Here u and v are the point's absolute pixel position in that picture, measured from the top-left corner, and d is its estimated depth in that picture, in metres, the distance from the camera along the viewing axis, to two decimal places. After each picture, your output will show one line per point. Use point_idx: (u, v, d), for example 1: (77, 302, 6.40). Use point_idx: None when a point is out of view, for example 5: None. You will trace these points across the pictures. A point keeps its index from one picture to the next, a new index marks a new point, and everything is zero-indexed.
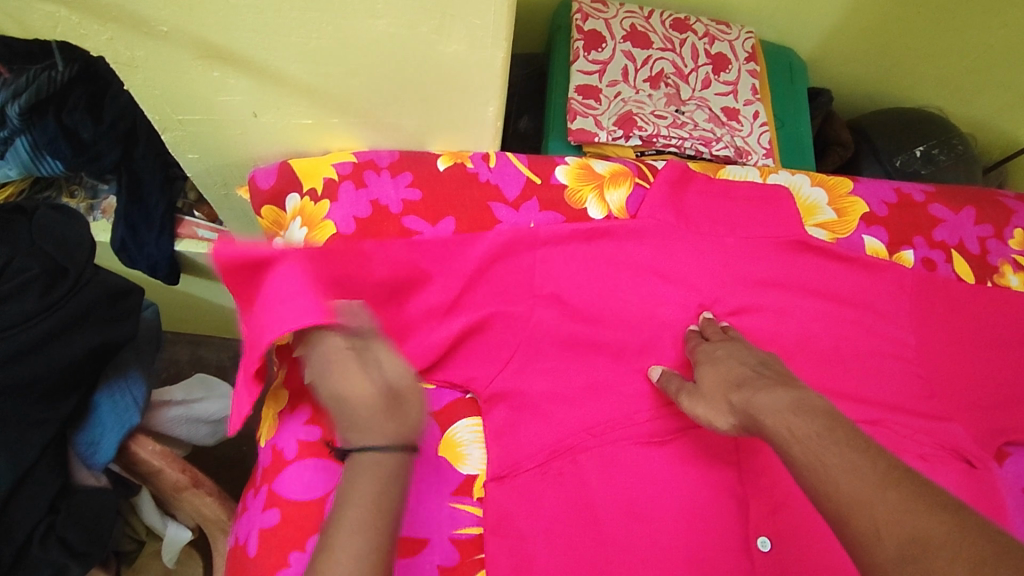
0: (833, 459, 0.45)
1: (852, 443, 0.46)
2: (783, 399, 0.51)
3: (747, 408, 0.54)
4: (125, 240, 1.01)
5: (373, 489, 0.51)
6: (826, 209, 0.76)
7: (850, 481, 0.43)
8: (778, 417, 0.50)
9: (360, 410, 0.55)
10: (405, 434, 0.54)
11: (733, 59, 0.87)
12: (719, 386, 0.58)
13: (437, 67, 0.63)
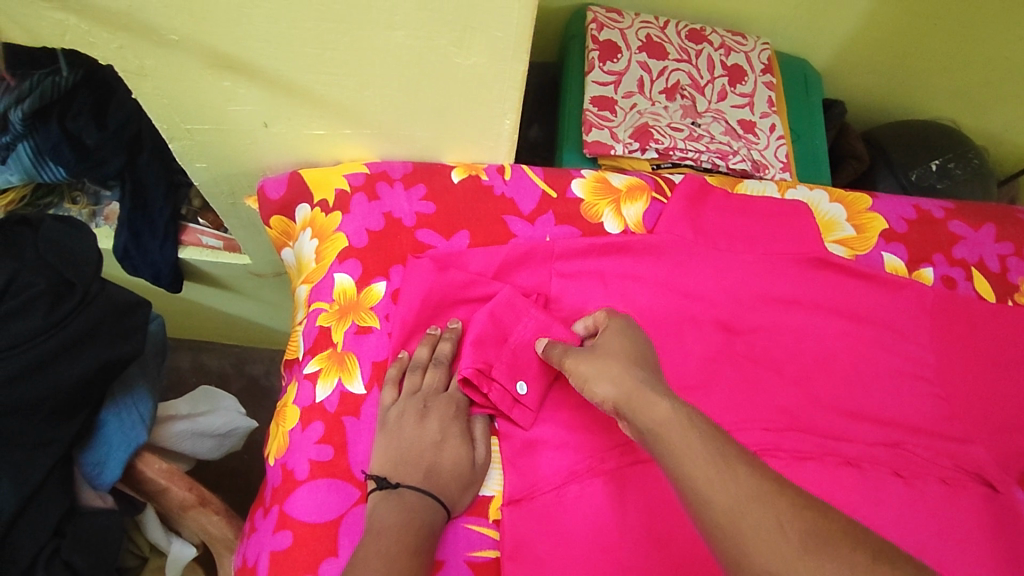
0: (688, 458, 0.46)
1: (696, 443, 0.46)
2: (614, 395, 0.53)
3: (626, 393, 0.53)
4: (128, 246, 1.01)
5: (422, 516, 0.54)
6: (844, 225, 0.75)
7: (719, 494, 0.43)
8: (651, 406, 0.50)
9: (428, 441, 0.59)
10: (455, 471, 0.58)
11: (749, 70, 0.86)
12: (604, 361, 0.55)
13: (454, 79, 0.62)
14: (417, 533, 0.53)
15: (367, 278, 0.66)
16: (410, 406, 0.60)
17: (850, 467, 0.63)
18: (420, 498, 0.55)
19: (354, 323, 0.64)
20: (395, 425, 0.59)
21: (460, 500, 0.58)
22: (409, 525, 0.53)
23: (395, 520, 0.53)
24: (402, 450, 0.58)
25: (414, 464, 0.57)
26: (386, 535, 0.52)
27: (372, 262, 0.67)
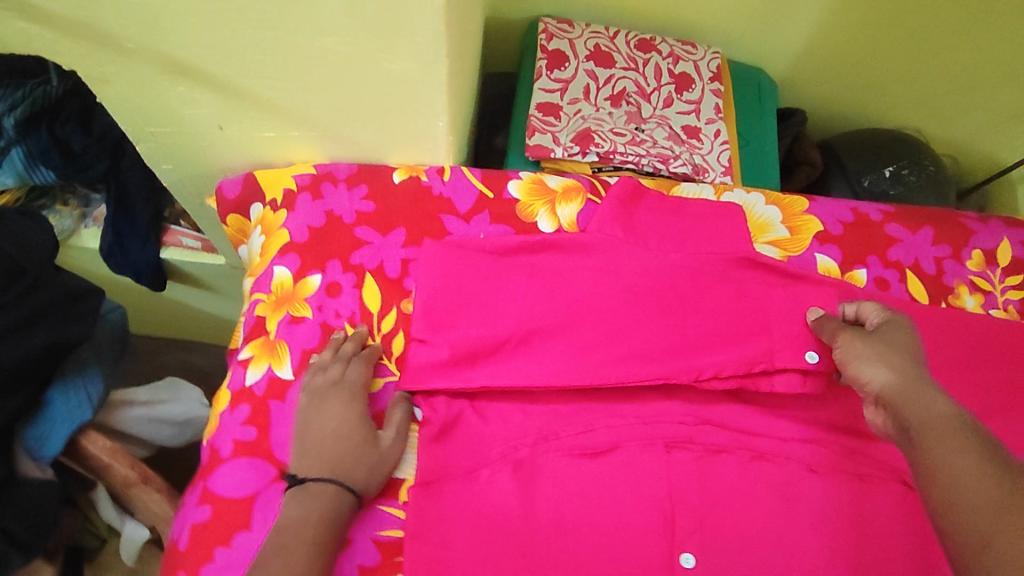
0: (937, 450, 0.49)
1: (952, 441, 0.49)
2: (885, 378, 0.56)
3: (901, 379, 0.55)
4: (112, 247, 1.06)
5: (322, 506, 0.56)
6: (778, 227, 0.76)
7: (954, 485, 0.46)
8: (925, 396, 0.53)
9: (328, 430, 0.60)
10: (364, 459, 0.59)
11: (698, 78, 0.87)
12: (894, 352, 0.58)
13: (386, 83, 0.64)
14: (320, 522, 0.55)
15: (304, 272, 0.70)
16: (316, 403, 0.62)
17: (761, 461, 0.64)
18: (322, 488, 0.56)
19: (288, 313, 0.68)
20: (303, 424, 0.61)
21: (369, 484, 0.59)
22: (310, 516, 0.55)
23: (298, 512, 0.55)
24: (309, 447, 0.59)
25: (317, 454, 0.59)
26: (289, 526, 0.54)
27: (310, 257, 0.70)
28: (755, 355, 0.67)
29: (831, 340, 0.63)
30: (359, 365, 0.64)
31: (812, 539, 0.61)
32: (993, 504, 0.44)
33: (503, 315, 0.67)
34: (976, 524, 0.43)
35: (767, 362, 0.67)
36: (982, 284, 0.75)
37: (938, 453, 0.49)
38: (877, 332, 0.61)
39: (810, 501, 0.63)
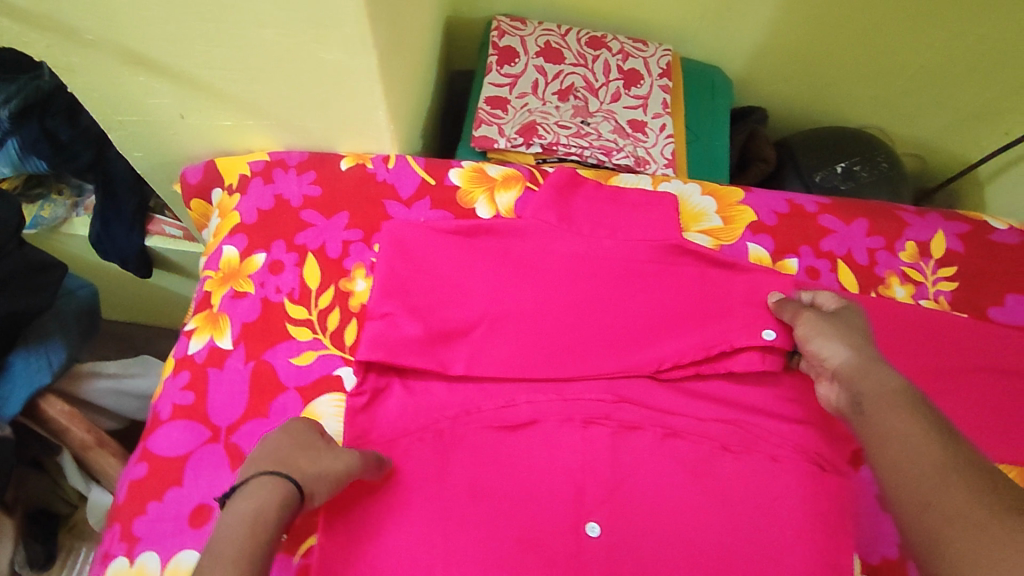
0: (887, 419, 0.54)
1: (901, 412, 0.54)
2: (840, 358, 0.61)
3: (855, 358, 0.60)
4: (99, 235, 1.12)
5: (260, 499, 0.51)
6: (712, 216, 0.78)
7: (899, 454, 0.52)
8: (875, 373, 0.58)
9: (275, 440, 0.57)
10: (299, 468, 0.55)
11: (647, 74, 0.90)
12: (850, 332, 0.63)
13: (325, 73, 0.68)
14: (257, 514, 0.50)
15: (250, 250, 0.74)
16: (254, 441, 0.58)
17: (675, 438, 0.66)
18: (258, 484, 0.52)
19: (232, 288, 0.72)
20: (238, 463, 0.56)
21: (316, 482, 0.55)
22: (245, 511, 0.50)
23: (232, 513, 0.50)
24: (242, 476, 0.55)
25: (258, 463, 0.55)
26: (225, 528, 0.49)
27: (257, 238, 0.75)
28: (712, 336, 0.68)
29: (790, 318, 0.67)
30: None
31: (718, 514, 0.62)
32: (938, 466, 0.49)
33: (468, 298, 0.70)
34: (924, 484, 0.48)
35: (726, 343, 0.68)
36: (914, 275, 0.75)
37: (887, 426, 0.54)
38: (834, 313, 0.65)
39: (720, 478, 0.64)
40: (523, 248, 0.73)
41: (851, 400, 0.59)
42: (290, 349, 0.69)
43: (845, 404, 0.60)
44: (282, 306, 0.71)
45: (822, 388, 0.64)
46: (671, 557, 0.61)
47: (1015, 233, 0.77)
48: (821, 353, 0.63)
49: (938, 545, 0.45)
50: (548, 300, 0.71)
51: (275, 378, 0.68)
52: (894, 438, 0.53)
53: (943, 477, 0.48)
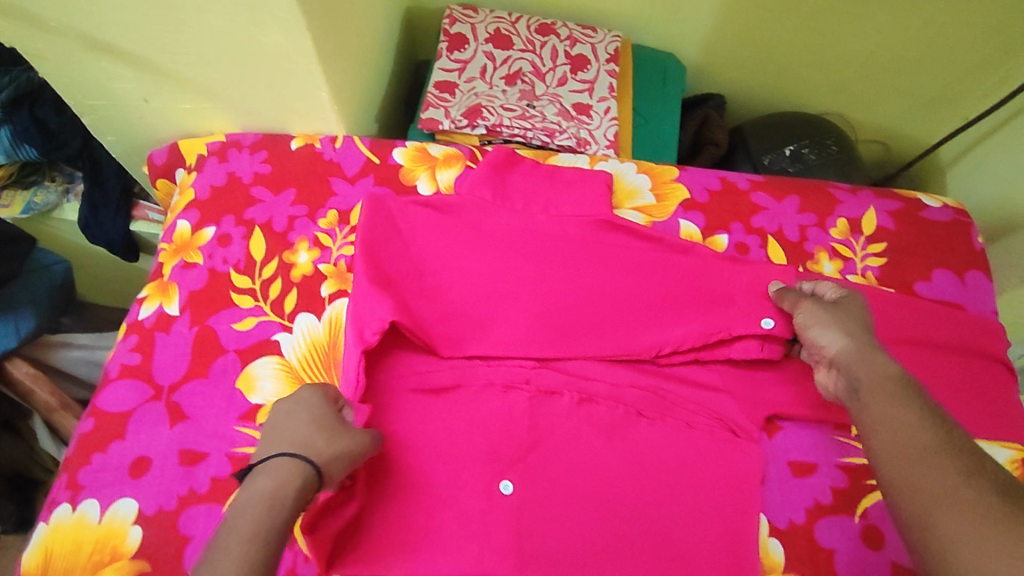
0: (882, 408, 0.54)
1: (896, 400, 0.54)
2: (838, 346, 0.61)
3: (853, 347, 0.60)
4: (88, 219, 1.18)
5: (276, 481, 0.50)
6: (646, 194, 0.80)
7: (893, 441, 0.51)
8: (874, 361, 0.58)
9: (286, 419, 0.56)
10: (320, 451, 0.53)
11: (593, 60, 0.93)
12: (849, 322, 0.62)
13: (267, 55, 0.72)
14: (275, 497, 0.49)
15: (202, 224, 0.78)
16: (282, 413, 0.57)
17: (590, 403, 0.69)
18: (269, 468, 0.51)
19: (182, 259, 0.77)
20: (265, 434, 0.56)
21: (334, 466, 0.53)
22: (260, 493, 0.49)
23: (248, 495, 0.50)
24: (267, 452, 0.54)
25: (272, 442, 0.54)
26: (238, 512, 0.48)
27: (209, 213, 0.79)
28: (712, 323, 0.69)
29: (790, 307, 0.67)
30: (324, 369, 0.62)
31: (630, 475, 0.65)
32: (929, 453, 0.49)
33: (458, 272, 0.71)
34: (913, 469, 0.48)
35: (726, 330, 0.68)
36: (843, 251, 0.76)
37: (883, 413, 0.54)
38: (835, 303, 0.65)
39: (635, 442, 0.66)
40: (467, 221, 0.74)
41: (847, 387, 0.59)
42: (231, 315, 0.73)
43: (841, 392, 0.60)
44: (227, 276, 0.75)
45: (820, 376, 0.64)
46: (577, 519, 0.62)
47: (948, 211, 0.78)
48: (817, 341, 0.63)
49: (929, 529, 0.45)
50: (482, 267, 0.72)
51: (216, 341, 0.72)
52: (889, 426, 0.53)
53: (936, 464, 0.48)
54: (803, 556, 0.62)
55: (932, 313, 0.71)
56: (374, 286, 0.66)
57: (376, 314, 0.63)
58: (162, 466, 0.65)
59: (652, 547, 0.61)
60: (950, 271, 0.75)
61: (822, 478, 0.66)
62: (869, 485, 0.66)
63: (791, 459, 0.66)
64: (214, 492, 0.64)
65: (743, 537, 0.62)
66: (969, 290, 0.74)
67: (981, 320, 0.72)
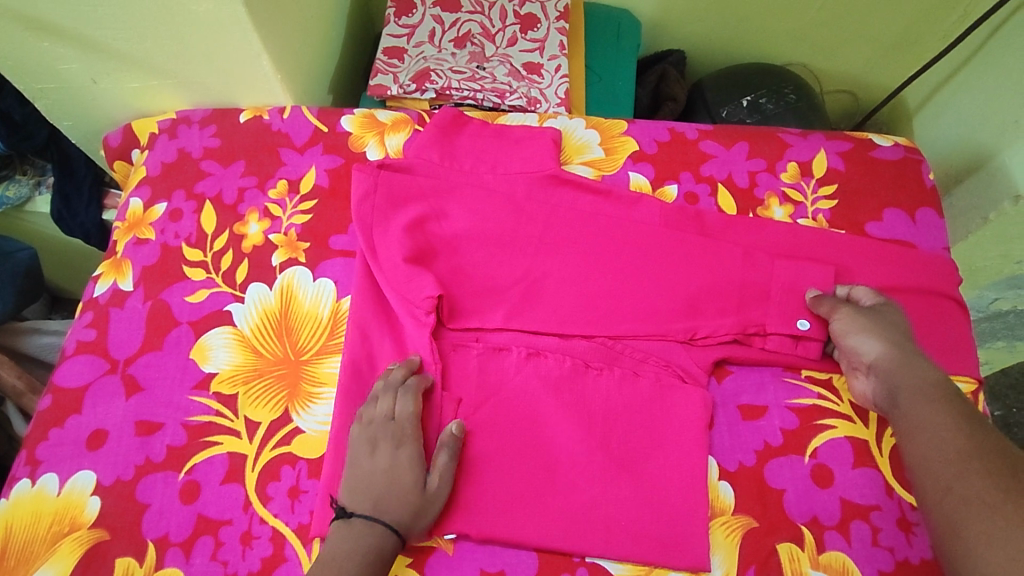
0: (918, 411, 0.56)
1: (936, 406, 0.55)
2: (877, 357, 0.62)
3: (894, 356, 0.60)
4: (60, 211, 1.10)
5: (377, 540, 0.55)
6: (594, 148, 0.79)
7: (929, 447, 0.53)
8: (915, 370, 0.59)
9: (382, 469, 0.58)
10: (412, 495, 0.57)
11: (543, 18, 0.92)
12: (888, 328, 0.62)
13: (200, 24, 0.72)
14: (376, 560, 0.54)
15: (153, 200, 0.78)
16: (367, 445, 0.59)
17: (538, 356, 0.67)
18: (367, 526, 0.55)
19: (135, 236, 0.76)
20: (355, 466, 0.58)
21: (427, 505, 0.57)
22: (364, 549, 0.54)
23: (347, 546, 0.54)
24: (361, 489, 0.57)
25: (367, 491, 0.57)
26: (339, 562, 0.53)
27: (160, 187, 0.79)
28: (749, 317, 0.68)
29: (827, 314, 0.66)
30: (414, 409, 0.61)
31: (581, 425, 0.63)
32: (966, 455, 0.51)
33: (436, 238, 0.71)
34: (944, 468, 0.51)
35: (761, 324, 0.68)
36: (794, 195, 0.75)
37: (921, 422, 0.55)
38: (873, 309, 0.64)
39: (586, 392, 0.65)
40: (412, 182, 0.73)
41: (888, 397, 0.60)
42: (184, 287, 0.72)
43: (880, 399, 0.61)
44: (178, 249, 0.75)
45: (858, 385, 0.64)
46: (528, 469, 0.61)
47: (899, 149, 0.78)
48: (855, 350, 0.63)
49: (957, 530, 0.48)
50: (428, 226, 0.72)
51: (168, 313, 0.70)
52: (925, 433, 0.54)
53: (968, 470, 0.50)
54: (752, 496, 0.61)
55: (883, 250, 0.70)
56: (409, 265, 0.68)
57: (419, 293, 0.66)
58: (118, 436, 0.64)
59: (603, 494, 0.60)
60: (901, 209, 0.74)
61: (771, 420, 0.64)
62: (818, 425, 0.64)
63: (743, 403, 0.65)
64: (169, 459, 0.63)
65: (698, 484, 0.61)
66: (920, 227, 0.73)
67: (931, 255, 0.71)
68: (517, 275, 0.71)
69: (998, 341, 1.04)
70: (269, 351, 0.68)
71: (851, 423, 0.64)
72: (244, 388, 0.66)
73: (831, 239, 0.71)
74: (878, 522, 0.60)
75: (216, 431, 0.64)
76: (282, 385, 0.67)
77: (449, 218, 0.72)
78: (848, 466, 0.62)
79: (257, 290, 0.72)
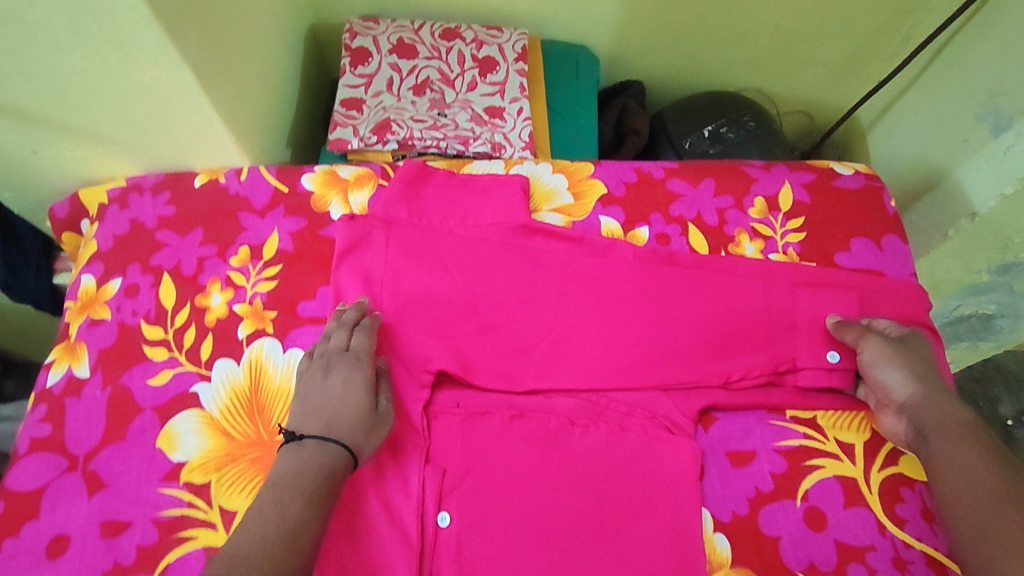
0: (948, 447, 0.57)
1: (966, 445, 0.56)
2: (907, 392, 0.62)
3: (925, 392, 0.61)
4: (7, 280, 0.92)
5: (331, 458, 0.53)
6: (563, 193, 0.78)
7: (959, 486, 0.54)
8: (943, 407, 0.60)
9: (335, 388, 0.58)
10: (367, 413, 0.58)
11: (501, 60, 0.91)
12: (917, 361, 0.63)
13: (146, 91, 0.69)
14: (331, 473, 0.53)
15: (107, 276, 0.74)
16: (321, 370, 0.60)
17: (522, 418, 0.66)
18: (324, 442, 0.54)
19: (88, 316, 0.72)
20: (308, 391, 0.58)
21: (377, 425, 0.59)
22: (318, 466, 0.52)
23: (303, 464, 0.52)
24: (315, 409, 0.57)
25: (320, 411, 0.57)
26: (292, 475, 0.51)
27: (113, 262, 0.75)
28: (728, 361, 0.68)
29: (854, 342, 0.66)
30: (363, 337, 0.63)
31: (570, 487, 0.62)
32: (999, 499, 0.52)
33: (409, 301, 0.69)
34: (978, 512, 0.52)
35: (791, 360, 0.68)
36: (763, 230, 0.76)
37: (951, 460, 0.56)
38: (901, 341, 0.65)
39: (573, 452, 0.64)
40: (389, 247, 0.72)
41: (916, 432, 0.61)
42: (147, 370, 0.68)
43: (908, 435, 0.62)
44: (137, 329, 0.71)
45: (886, 419, 0.65)
46: (520, 540, 0.59)
47: (860, 177, 0.79)
48: (884, 383, 0.64)
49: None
50: (401, 290, 0.70)
51: (130, 400, 0.67)
52: (956, 472, 0.55)
53: (1002, 515, 0.51)
54: (749, 547, 0.60)
55: (853, 282, 0.72)
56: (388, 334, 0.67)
57: (405, 366, 0.66)
58: (82, 541, 0.60)
59: (598, 560, 0.59)
60: (868, 238, 0.75)
61: (761, 465, 0.64)
62: (807, 466, 0.64)
63: (731, 449, 0.65)
64: (140, 561, 0.59)
65: (694, 540, 0.60)
66: (887, 255, 0.75)
67: (900, 283, 0.72)
68: (495, 334, 0.69)
69: (961, 343, 1.06)
70: (242, 433, 0.65)
71: (839, 461, 0.64)
72: (217, 476, 0.63)
73: (803, 275, 0.72)
74: (874, 563, 0.59)
75: (189, 525, 0.61)
76: (257, 469, 0.63)
77: (421, 279, 0.70)
78: (840, 506, 0.62)
79: (223, 367, 0.69)
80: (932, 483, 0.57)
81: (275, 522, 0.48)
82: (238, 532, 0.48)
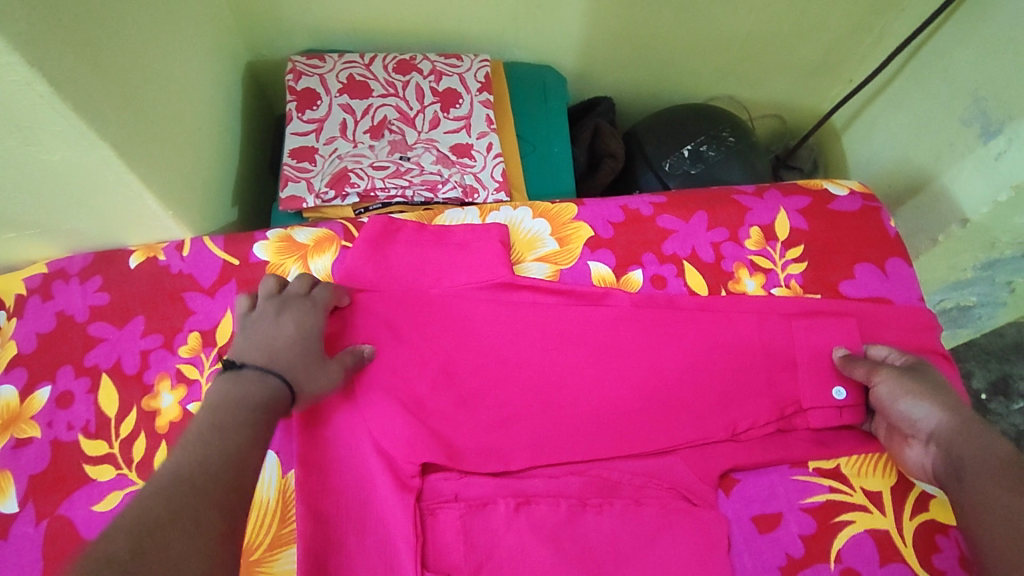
0: (985, 488, 0.52)
1: (1005, 484, 0.51)
2: (932, 424, 0.58)
3: (952, 424, 0.57)
4: None
5: (267, 390, 0.52)
6: (546, 240, 0.72)
7: (1001, 532, 0.49)
8: (976, 441, 0.55)
9: (281, 330, 0.57)
10: (311, 359, 0.56)
11: (464, 92, 0.84)
12: (939, 391, 0.59)
13: (59, 173, 0.58)
14: (265, 405, 0.51)
15: (33, 384, 0.64)
16: (275, 310, 0.59)
17: (529, 505, 0.59)
18: (261, 373, 0.53)
19: (14, 436, 0.62)
20: (257, 325, 0.57)
21: (319, 376, 0.56)
22: (252, 395, 0.51)
23: (239, 390, 0.51)
24: (261, 342, 0.56)
25: (265, 345, 0.56)
26: (225, 404, 0.50)
27: (38, 367, 0.65)
28: (741, 415, 0.64)
29: (865, 377, 0.62)
30: (325, 289, 0.62)
31: None
32: None
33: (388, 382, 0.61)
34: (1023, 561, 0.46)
35: (796, 401, 0.64)
36: (762, 262, 0.71)
37: (990, 502, 0.51)
38: (917, 371, 0.61)
39: (589, 539, 0.57)
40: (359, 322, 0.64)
41: (948, 468, 0.55)
42: (90, 494, 0.59)
43: (940, 473, 0.56)
44: (76, 446, 0.61)
45: (914, 454, 0.60)
46: None
47: (856, 198, 0.76)
48: (905, 416, 0.59)
49: None
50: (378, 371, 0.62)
51: (73, 534, 0.57)
52: (997, 515, 0.50)
53: None
54: None
55: (862, 313, 0.67)
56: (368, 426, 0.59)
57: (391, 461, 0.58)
58: None
59: None
60: (869, 263, 0.72)
61: (788, 527, 0.60)
62: (837, 523, 0.60)
63: (755, 513, 0.60)
64: None
65: None
66: (892, 280, 0.71)
67: (909, 309, 0.68)
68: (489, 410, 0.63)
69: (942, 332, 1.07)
70: None
71: (869, 514, 0.60)
72: None
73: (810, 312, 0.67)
74: None
75: None
76: None
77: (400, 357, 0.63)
78: (875, 565, 0.58)
79: None
80: (971, 528, 0.51)
81: (216, 446, 0.46)
82: (167, 459, 0.46)
